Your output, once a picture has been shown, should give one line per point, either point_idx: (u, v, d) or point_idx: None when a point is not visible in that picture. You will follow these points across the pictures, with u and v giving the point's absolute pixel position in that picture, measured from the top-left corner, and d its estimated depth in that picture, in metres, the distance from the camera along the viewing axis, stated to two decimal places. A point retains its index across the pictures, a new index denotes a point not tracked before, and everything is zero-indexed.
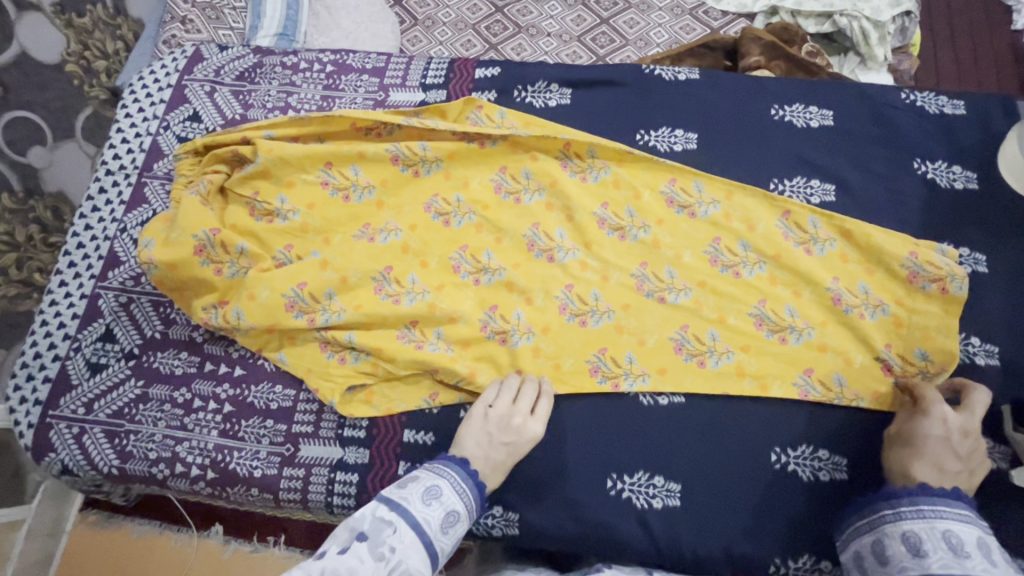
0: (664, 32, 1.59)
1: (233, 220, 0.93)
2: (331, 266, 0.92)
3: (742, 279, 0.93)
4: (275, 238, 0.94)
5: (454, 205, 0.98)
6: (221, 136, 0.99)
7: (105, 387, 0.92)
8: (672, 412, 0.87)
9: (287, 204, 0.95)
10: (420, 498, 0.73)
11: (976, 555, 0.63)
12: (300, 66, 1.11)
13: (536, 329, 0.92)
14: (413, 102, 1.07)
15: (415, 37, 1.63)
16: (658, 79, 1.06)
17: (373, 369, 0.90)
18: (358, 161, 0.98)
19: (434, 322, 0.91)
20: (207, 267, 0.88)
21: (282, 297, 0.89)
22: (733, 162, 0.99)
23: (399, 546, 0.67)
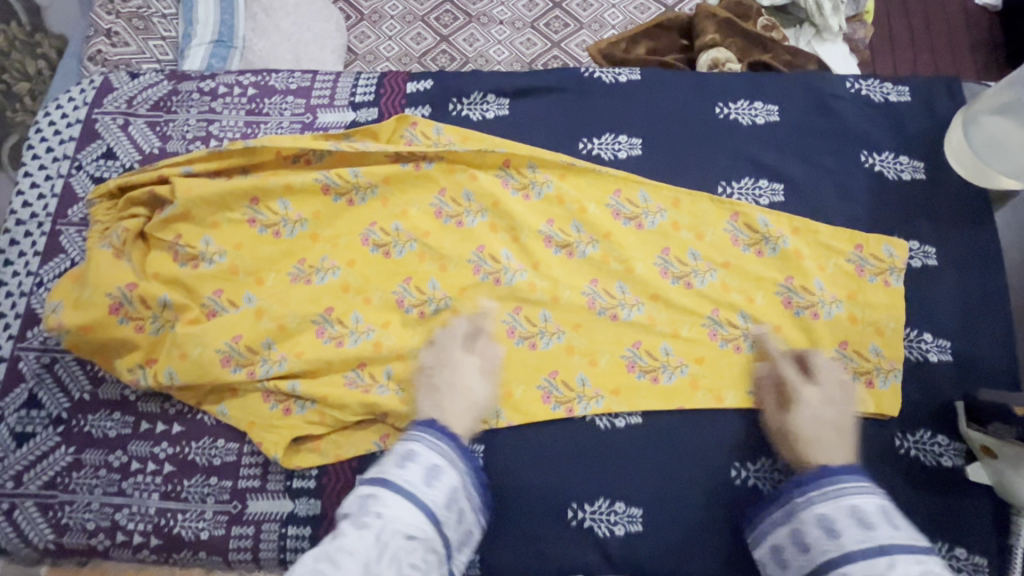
0: (617, 14, 1.54)
1: (155, 268, 0.87)
2: (267, 314, 0.87)
3: (695, 289, 0.90)
4: (203, 284, 0.88)
5: (393, 235, 0.94)
6: (136, 176, 0.92)
7: (33, 457, 0.87)
8: (631, 434, 0.84)
9: (212, 246, 0.89)
10: (393, 466, 0.69)
11: (847, 529, 0.66)
12: (219, 91, 1.04)
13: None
14: (343, 123, 1.01)
15: (360, 34, 1.54)
16: (599, 81, 1.01)
17: (320, 416, 0.85)
18: (286, 193, 0.92)
19: (381, 362, 0.88)
20: (127, 325, 0.82)
21: (216, 352, 0.84)
22: (680, 166, 0.96)
23: (386, 510, 0.63)
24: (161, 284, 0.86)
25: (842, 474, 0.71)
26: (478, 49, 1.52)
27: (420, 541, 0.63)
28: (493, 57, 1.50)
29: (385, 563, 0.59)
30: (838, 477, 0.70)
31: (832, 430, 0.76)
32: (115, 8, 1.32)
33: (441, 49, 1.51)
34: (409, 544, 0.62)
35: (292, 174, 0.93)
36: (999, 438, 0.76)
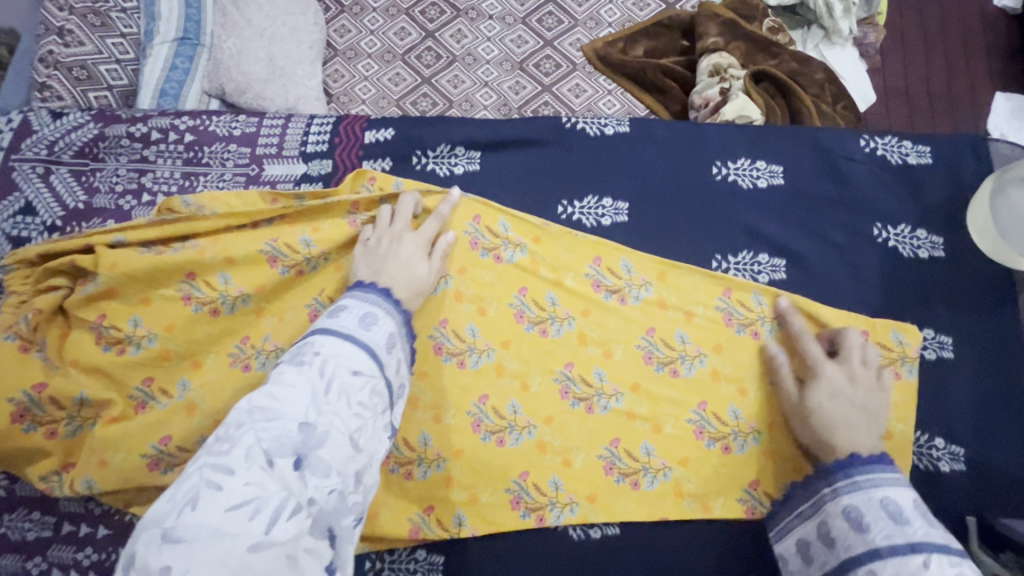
0: (615, 9, 1.36)
1: (75, 355, 0.77)
2: (199, 410, 0.77)
3: (683, 378, 0.80)
4: (130, 372, 0.78)
5: None
6: (55, 245, 0.82)
7: None
8: (607, 547, 0.76)
9: (140, 327, 0.79)
10: (358, 323, 0.60)
11: (915, 519, 0.60)
12: (151, 137, 0.91)
13: (446, 454, 0.79)
14: (293, 177, 0.89)
15: (340, 27, 1.35)
16: (582, 134, 0.90)
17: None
18: (227, 265, 0.82)
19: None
20: (36, 433, 0.74)
21: (141, 457, 0.74)
22: (671, 234, 0.85)
23: (351, 367, 0.55)
24: (81, 374, 0.77)
25: (885, 458, 0.67)
26: (466, 47, 1.33)
27: (369, 377, 0.56)
28: (481, 56, 1.32)
29: (332, 396, 0.52)
30: (870, 466, 0.66)
31: (859, 409, 0.72)
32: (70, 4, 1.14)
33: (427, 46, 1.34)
34: (357, 378, 0.54)
35: (232, 242, 0.83)
36: (1011, 570, 0.67)
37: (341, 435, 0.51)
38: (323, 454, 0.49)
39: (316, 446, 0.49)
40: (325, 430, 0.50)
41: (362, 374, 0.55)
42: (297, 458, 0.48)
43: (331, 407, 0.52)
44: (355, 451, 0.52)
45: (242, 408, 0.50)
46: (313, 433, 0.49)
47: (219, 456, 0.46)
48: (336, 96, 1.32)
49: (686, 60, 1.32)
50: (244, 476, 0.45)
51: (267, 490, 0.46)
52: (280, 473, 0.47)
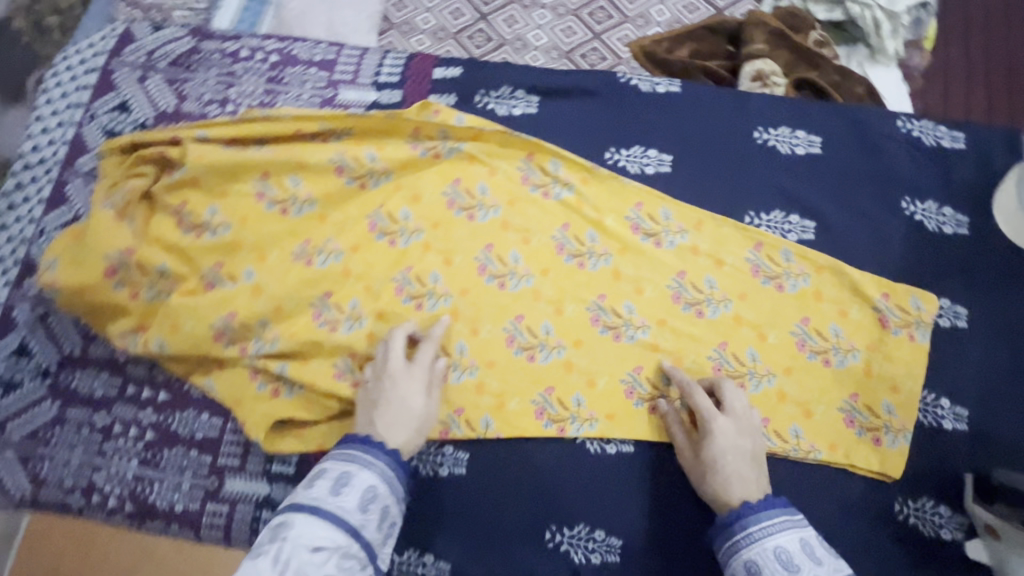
0: (665, 10, 1.42)
1: (158, 233, 0.85)
2: (264, 292, 0.85)
3: (706, 319, 0.86)
4: (203, 254, 0.85)
5: (401, 223, 0.91)
6: (150, 135, 0.90)
7: (19, 407, 0.86)
8: (621, 462, 0.82)
9: (217, 217, 0.87)
10: (329, 490, 0.66)
11: (805, 564, 0.65)
12: (241, 55, 1.00)
13: (479, 363, 0.86)
14: (364, 103, 0.97)
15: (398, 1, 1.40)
16: (635, 89, 0.96)
17: (305, 401, 0.84)
18: (299, 170, 0.90)
19: (370, 355, 0.85)
20: (122, 291, 0.82)
21: (209, 328, 0.82)
22: (709, 189, 0.91)
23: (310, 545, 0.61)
24: (161, 250, 0.85)
25: (774, 505, 0.70)
26: (517, 32, 1.39)
27: (331, 551, 0.62)
28: (530, 42, 1.39)
29: None
30: (760, 514, 0.70)
31: (749, 461, 0.75)
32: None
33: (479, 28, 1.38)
34: (315, 559, 0.60)
35: (305, 150, 0.90)
36: (1002, 520, 0.73)
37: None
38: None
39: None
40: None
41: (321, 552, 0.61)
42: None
43: None
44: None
45: None
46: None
47: None
48: None
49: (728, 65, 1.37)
50: None
51: None
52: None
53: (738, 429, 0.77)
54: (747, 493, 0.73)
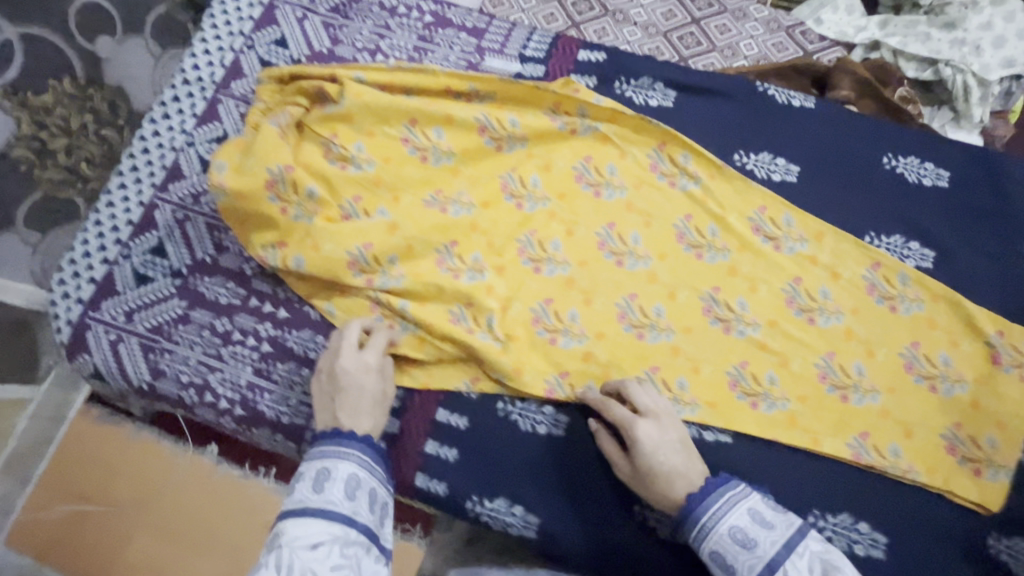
0: (753, 45, 1.36)
1: (307, 159, 0.90)
2: (399, 231, 0.88)
3: (816, 327, 0.87)
4: (345, 186, 0.89)
5: (530, 189, 0.94)
6: (310, 68, 0.95)
7: (149, 300, 0.90)
8: (717, 450, 0.83)
9: (363, 153, 0.91)
10: (310, 487, 0.63)
11: (759, 537, 0.68)
12: (398, 10, 1.05)
13: (589, 333, 0.88)
14: (508, 72, 1.01)
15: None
16: (771, 99, 0.99)
17: (419, 339, 0.87)
18: (444, 123, 0.94)
19: (486, 307, 0.87)
20: (275, 204, 0.87)
21: (346, 254, 0.86)
22: (833, 204, 0.93)
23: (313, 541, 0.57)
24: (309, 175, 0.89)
25: (716, 487, 0.73)
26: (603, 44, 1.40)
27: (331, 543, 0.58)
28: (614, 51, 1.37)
29: None
30: (705, 501, 0.72)
31: (681, 454, 0.76)
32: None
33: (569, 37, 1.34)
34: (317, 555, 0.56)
35: (453, 106, 0.94)
36: None
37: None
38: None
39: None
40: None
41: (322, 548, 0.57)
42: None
43: None
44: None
45: None
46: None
47: None
48: None
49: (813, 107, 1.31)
50: None
51: None
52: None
53: (646, 426, 0.77)
54: (681, 490, 0.74)
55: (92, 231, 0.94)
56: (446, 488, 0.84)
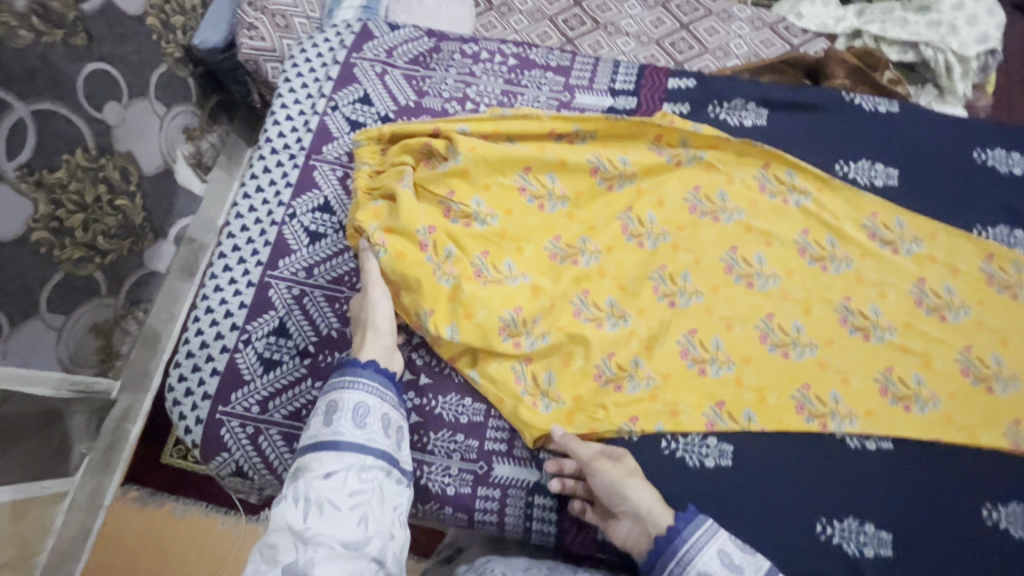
0: (742, 44, 1.54)
1: (432, 218, 0.89)
2: (543, 293, 0.89)
3: (949, 323, 0.90)
4: (473, 243, 0.89)
5: (648, 226, 0.94)
6: (413, 125, 0.93)
7: (280, 385, 0.86)
8: (882, 458, 0.85)
9: (483, 208, 0.91)
10: (321, 422, 0.69)
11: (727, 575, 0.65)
12: (481, 56, 1.05)
13: (736, 359, 0.88)
14: (601, 107, 1.01)
15: (488, 23, 1.60)
16: (859, 108, 1.02)
17: (573, 395, 0.85)
18: (557, 168, 0.94)
19: (630, 351, 0.88)
20: (430, 262, 0.86)
21: (496, 320, 0.85)
22: (936, 202, 0.97)
23: (327, 468, 0.63)
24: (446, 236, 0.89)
25: (693, 520, 0.69)
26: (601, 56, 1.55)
27: (357, 472, 0.64)
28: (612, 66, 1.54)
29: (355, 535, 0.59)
30: (683, 533, 0.69)
31: (642, 504, 0.74)
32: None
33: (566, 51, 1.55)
34: (332, 483, 0.62)
35: (563, 149, 0.94)
36: None
37: (338, 536, 0.58)
38: (333, 551, 0.57)
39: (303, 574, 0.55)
40: (318, 543, 0.57)
41: (335, 473, 0.63)
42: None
43: (334, 515, 0.59)
44: (367, 536, 0.60)
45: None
46: (323, 539, 0.57)
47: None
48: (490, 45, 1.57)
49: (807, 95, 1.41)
50: None
51: None
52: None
53: (607, 470, 0.76)
54: (636, 546, 0.74)
55: (205, 321, 0.89)
56: None
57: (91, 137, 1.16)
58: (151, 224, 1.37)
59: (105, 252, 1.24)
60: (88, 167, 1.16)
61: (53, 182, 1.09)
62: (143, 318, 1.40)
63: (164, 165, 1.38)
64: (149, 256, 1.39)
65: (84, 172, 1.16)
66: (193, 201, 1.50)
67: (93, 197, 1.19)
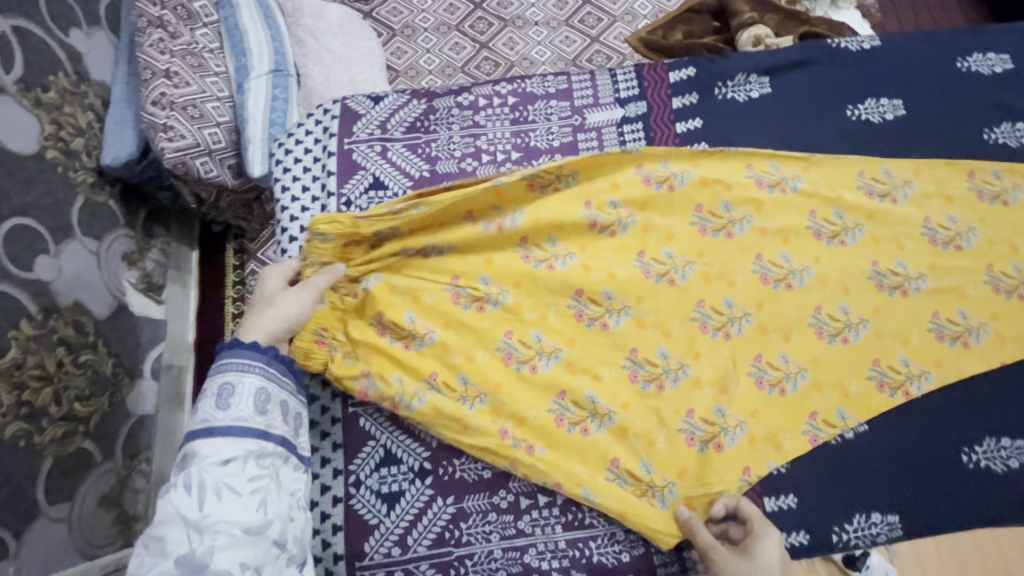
0: (646, 3, 1.55)
1: (443, 314, 0.84)
2: (580, 367, 0.84)
3: (966, 250, 0.92)
4: (493, 327, 0.84)
5: (670, 263, 0.89)
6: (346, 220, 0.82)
7: (412, 515, 0.80)
8: (995, 374, 0.88)
9: (492, 285, 0.86)
10: (216, 405, 0.71)
11: None
12: (479, 104, 1.00)
13: (806, 365, 0.87)
14: (615, 120, 1.00)
15: (396, 50, 1.52)
16: (847, 51, 1.04)
17: (677, 471, 0.81)
18: (555, 230, 0.88)
19: (707, 401, 0.84)
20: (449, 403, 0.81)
21: (551, 414, 0.82)
22: (945, 120, 1.01)
23: (223, 456, 0.69)
24: (458, 331, 0.84)
25: None
26: (520, 52, 1.52)
27: (244, 457, 0.70)
28: (537, 59, 1.51)
29: (256, 515, 0.68)
30: None
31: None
32: (167, 47, 1.21)
33: (483, 56, 1.51)
34: (229, 470, 0.68)
35: (553, 206, 0.88)
36: None
37: (238, 524, 0.67)
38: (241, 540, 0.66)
39: (203, 561, 0.64)
40: (218, 533, 0.66)
41: (233, 463, 0.69)
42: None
43: (225, 504, 0.67)
44: (265, 521, 0.69)
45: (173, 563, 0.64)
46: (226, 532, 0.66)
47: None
48: (402, 69, 1.51)
49: (720, 38, 1.47)
50: None
51: None
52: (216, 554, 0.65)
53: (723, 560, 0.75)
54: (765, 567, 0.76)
55: None
56: (807, 532, 0.81)
57: (31, 301, 1.00)
58: (123, 366, 1.22)
59: (85, 418, 1.09)
60: (38, 334, 1.00)
61: (8, 366, 0.93)
62: (149, 469, 1.25)
63: (116, 301, 1.22)
64: (132, 400, 1.23)
65: (36, 341, 0.99)
66: (158, 326, 1.35)
67: (54, 364, 1.03)
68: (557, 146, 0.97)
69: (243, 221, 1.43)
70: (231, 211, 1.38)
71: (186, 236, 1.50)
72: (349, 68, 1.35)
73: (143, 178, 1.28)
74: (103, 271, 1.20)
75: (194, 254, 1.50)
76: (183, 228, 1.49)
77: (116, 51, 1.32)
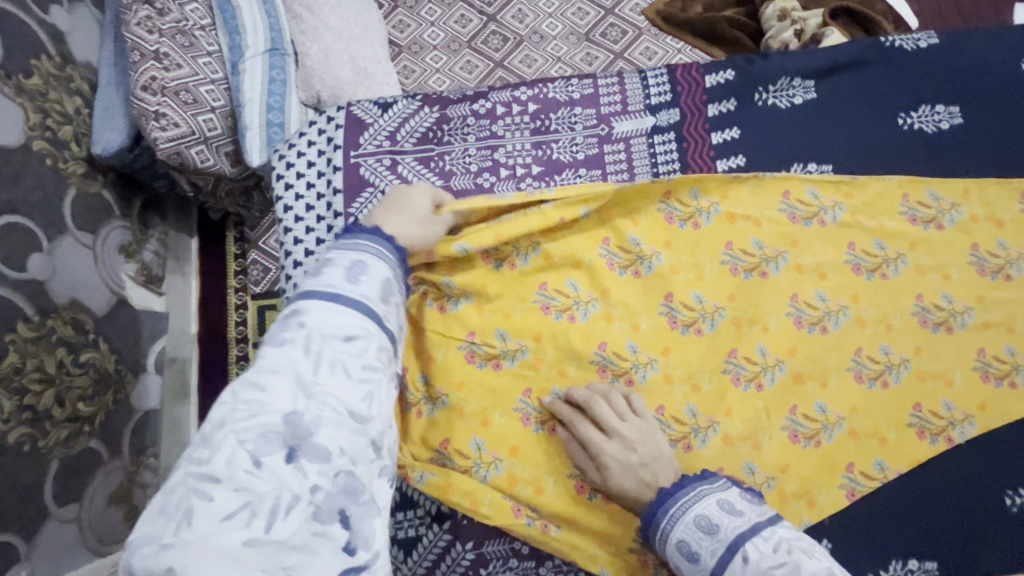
0: None
1: (459, 378, 0.79)
2: None
3: (1016, 280, 0.85)
4: (509, 385, 0.80)
5: (698, 308, 0.83)
6: None
7: (431, 559, 0.77)
8: None
9: (510, 340, 0.80)
10: (343, 277, 0.56)
11: (722, 522, 0.62)
12: (497, 112, 0.92)
13: (844, 414, 0.81)
14: (645, 130, 0.92)
15: (399, 22, 1.41)
16: (902, 51, 0.95)
17: None
18: (572, 272, 0.83)
19: (739, 458, 0.79)
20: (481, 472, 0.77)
21: (571, 479, 0.78)
22: (1005, 129, 0.92)
23: (382, 293, 0.58)
24: (476, 395, 0.79)
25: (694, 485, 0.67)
26: (530, 25, 1.40)
27: (366, 339, 0.53)
28: (548, 32, 1.39)
29: (325, 372, 0.49)
30: (679, 500, 0.66)
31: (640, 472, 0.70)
32: (156, 26, 1.10)
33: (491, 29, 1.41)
34: (351, 346, 0.52)
35: (574, 244, 0.84)
36: None
37: (345, 406, 0.50)
38: (335, 334, 0.52)
39: (308, 434, 0.46)
40: (324, 405, 0.48)
41: (363, 280, 0.57)
42: (287, 451, 0.45)
43: (325, 387, 0.49)
44: (370, 416, 0.51)
45: (221, 405, 0.46)
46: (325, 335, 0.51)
47: (200, 464, 0.43)
48: (405, 43, 1.40)
49: (744, 10, 1.37)
50: (230, 481, 0.42)
51: (257, 489, 0.43)
52: (271, 472, 0.44)
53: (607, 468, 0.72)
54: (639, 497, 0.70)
55: None
56: None
57: (26, 300, 0.93)
58: (126, 363, 1.17)
59: (90, 417, 1.04)
60: (36, 336, 0.94)
61: (8, 371, 0.88)
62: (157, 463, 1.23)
63: (115, 296, 1.17)
64: (135, 396, 1.19)
65: (35, 344, 0.93)
66: (160, 320, 1.30)
67: (55, 364, 0.97)
68: (581, 159, 0.90)
69: (244, 209, 1.36)
70: (230, 199, 1.31)
71: (184, 223, 1.41)
72: (350, 46, 1.24)
73: (135, 165, 1.20)
74: (102, 266, 1.15)
75: (194, 242, 1.43)
76: (181, 215, 1.41)
77: (101, 29, 1.22)
